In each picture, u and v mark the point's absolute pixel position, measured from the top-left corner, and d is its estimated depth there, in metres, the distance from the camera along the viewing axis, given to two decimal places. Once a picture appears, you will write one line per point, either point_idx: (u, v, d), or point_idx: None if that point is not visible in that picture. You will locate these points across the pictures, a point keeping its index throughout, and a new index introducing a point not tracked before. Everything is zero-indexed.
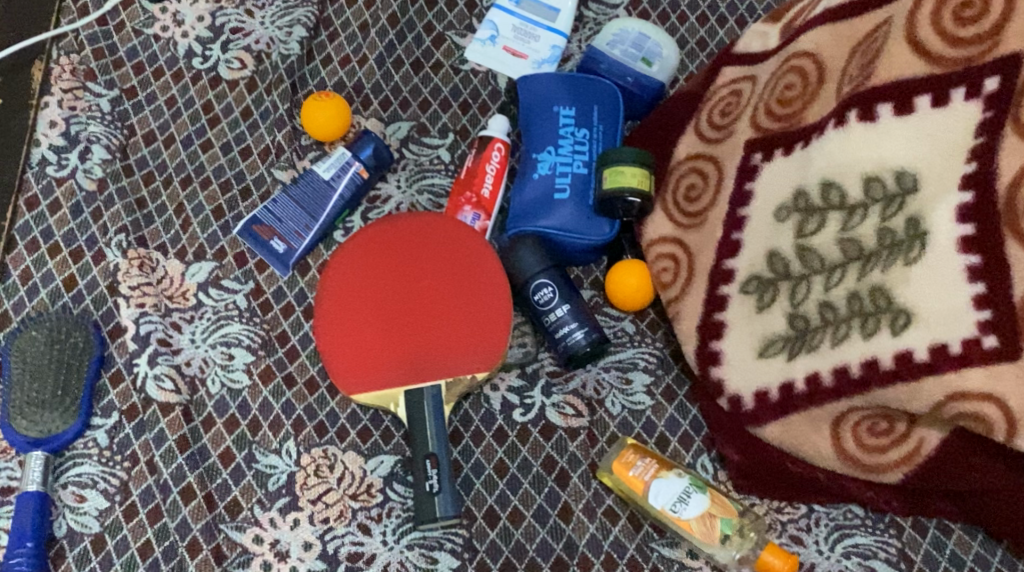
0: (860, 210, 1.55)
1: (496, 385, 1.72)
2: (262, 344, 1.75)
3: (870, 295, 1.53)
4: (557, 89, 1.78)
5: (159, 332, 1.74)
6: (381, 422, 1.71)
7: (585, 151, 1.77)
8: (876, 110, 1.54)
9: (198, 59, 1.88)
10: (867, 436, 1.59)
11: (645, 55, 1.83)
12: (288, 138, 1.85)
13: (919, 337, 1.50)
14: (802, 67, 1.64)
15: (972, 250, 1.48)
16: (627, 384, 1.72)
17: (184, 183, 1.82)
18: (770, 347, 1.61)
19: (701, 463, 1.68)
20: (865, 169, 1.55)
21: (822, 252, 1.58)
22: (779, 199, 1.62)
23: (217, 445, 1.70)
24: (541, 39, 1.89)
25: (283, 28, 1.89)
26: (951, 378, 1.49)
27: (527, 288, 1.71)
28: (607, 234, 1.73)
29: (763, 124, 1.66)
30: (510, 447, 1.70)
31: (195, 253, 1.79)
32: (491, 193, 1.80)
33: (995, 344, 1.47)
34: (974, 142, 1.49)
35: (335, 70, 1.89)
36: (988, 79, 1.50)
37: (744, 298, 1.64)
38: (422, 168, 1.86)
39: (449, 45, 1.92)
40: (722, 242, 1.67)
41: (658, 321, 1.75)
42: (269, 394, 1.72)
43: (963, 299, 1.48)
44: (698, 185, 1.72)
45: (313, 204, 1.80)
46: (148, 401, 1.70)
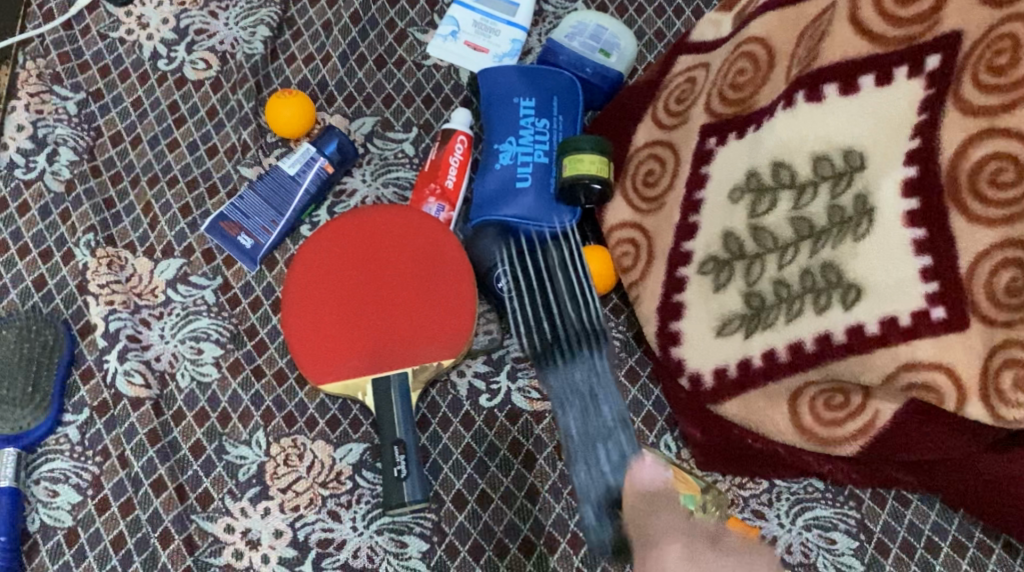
0: (810, 188, 1.59)
1: (462, 372, 1.75)
2: (231, 338, 1.77)
3: (822, 271, 1.58)
4: (516, 80, 1.80)
5: (129, 329, 1.76)
6: (349, 411, 1.73)
7: (546, 141, 1.78)
8: (822, 90, 1.58)
9: (163, 60, 1.91)
10: (824, 410, 1.62)
11: (603, 47, 1.86)
12: (253, 136, 1.88)
13: (869, 310, 1.55)
14: (753, 52, 1.67)
15: (917, 223, 1.52)
16: (591, 367, 1.75)
17: (151, 182, 1.85)
18: (728, 325, 1.65)
19: (665, 441, 1.71)
20: (813, 148, 1.59)
21: (774, 231, 1.61)
22: (732, 181, 1.65)
23: (187, 438, 1.72)
24: (501, 34, 1.91)
25: (247, 29, 1.93)
26: (902, 349, 1.53)
27: (491, 275, 1.75)
28: (568, 221, 1.76)
29: (717, 109, 1.69)
30: (477, 433, 1.72)
31: (163, 251, 1.82)
32: (455, 184, 1.83)
33: (943, 315, 1.52)
34: (917, 119, 1.53)
35: (299, 68, 1.92)
36: (930, 57, 1.53)
37: (701, 279, 1.67)
38: (387, 162, 1.88)
39: (411, 41, 1.94)
40: (679, 225, 1.70)
41: (621, 305, 1.78)
42: (238, 386, 1.75)
43: (911, 272, 1.53)
44: (655, 170, 1.75)
45: (278, 199, 1.82)
46: (118, 396, 1.73)
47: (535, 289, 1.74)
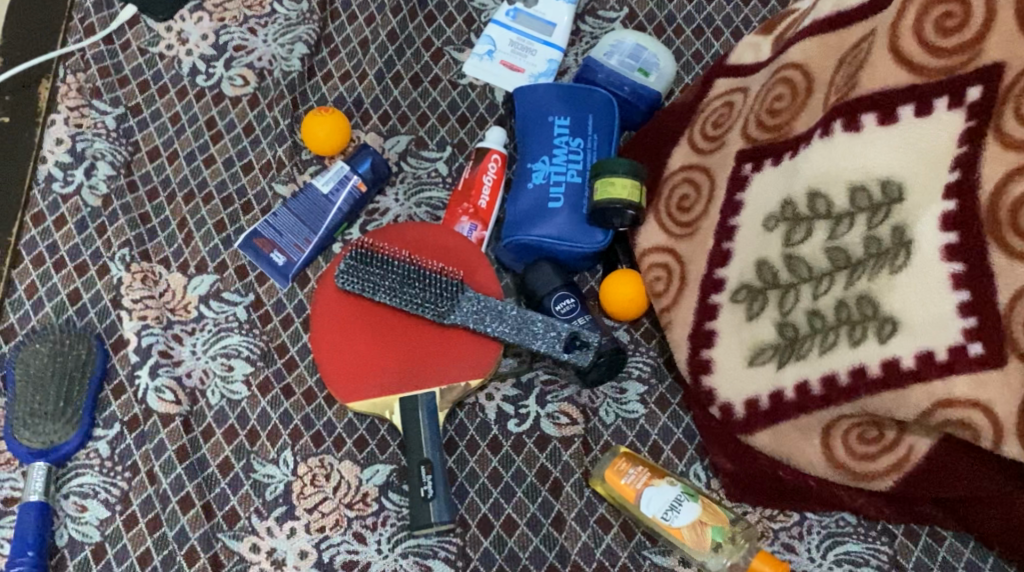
0: (846, 218, 1.56)
1: (491, 395, 1.74)
2: (261, 356, 1.77)
3: (857, 303, 1.55)
4: (553, 99, 1.82)
5: (161, 345, 1.76)
6: (377, 431, 1.73)
7: (579, 160, 1.80)
8: (860, 120, 1.55)
9: (201, 76, 1.92)
10: (857, 444, 1.61)
11: (642, 65, 1.85)
12: (288, 153, 1.89)
13: (905, 345, 1.53)
14: (791, 79, 1.65)
15: (955, 258, 1.49)
16: (621, 393, 1.74)
17: (186, 198, 1.86)
18: (760, 355, 1.63)
19: (694, 471, 1.70)
20: (850, 178, 1.56)
21: (809, 261, 1.59)
22: (767, 210, 1.63)
23: (216, 455, 1.72)
24: (537, 54, 1.91)
25: (285, 46, 1.93)
26: (937, 386, 1.51)
27: (548, 298, 1.75)
28: (600, 241, 1.76)
29: (753, 134, 1.68)
30: (504, 457, 1.71)
31: (196, 267, 1.82)
32: (488, 203, 1.83)
33: (981, 351, 1.49)
34: (957, 151, 1.50)
35: (336, 86, 1.92)
36: (971, 89, 1.50)
37: (734, 307, 1.65)
38: (420, 181, 1.88)
39: (448, 60, 1.94)
40: (712, 252, 1.69)
41: (652, 330, 1.78)
42: (267, 405, 1.74)
43: (948, 307, 1.50)
44: (690, 196, 1.74)
45: (312, 216, 1.82)
46: (149, 412, 1.73)
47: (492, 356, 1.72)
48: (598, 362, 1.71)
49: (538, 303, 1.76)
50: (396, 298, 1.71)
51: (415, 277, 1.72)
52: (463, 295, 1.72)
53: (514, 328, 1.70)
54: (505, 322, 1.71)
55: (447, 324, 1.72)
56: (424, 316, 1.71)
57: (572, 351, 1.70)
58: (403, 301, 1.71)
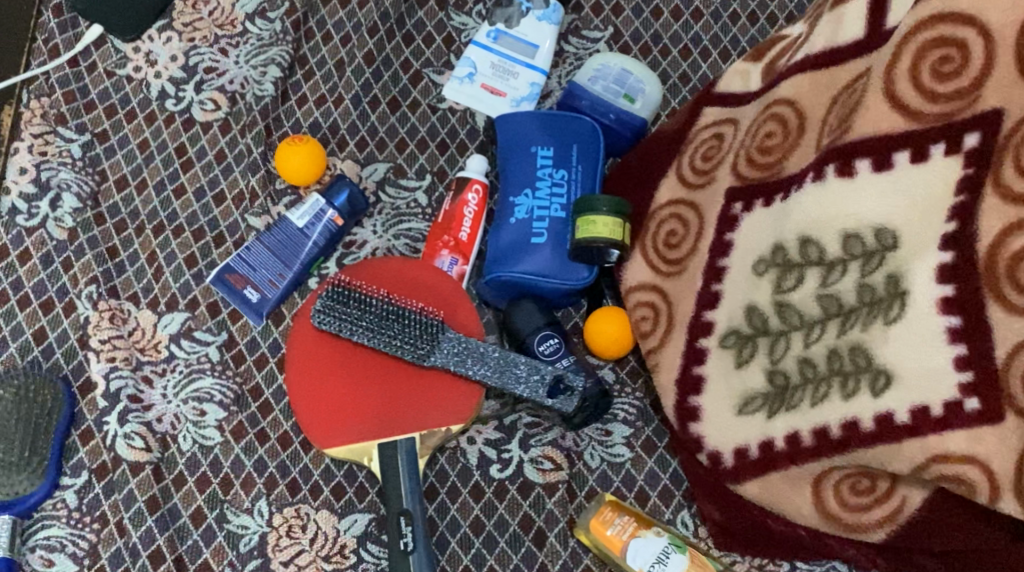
0: (839, 265, 1.51)
1: (473, 439, 1.68)
2: (234, 400, 1.71)
3: (850, 353, 1.50)
4: (534, 128, 1.75)
5: (130, 388, 1.71)
6: (355, 479, 1.68)
7: (563, 193, 1.73)
8: (854, 165, 1.50)
9: (171, 100, 1.85)
10: (849, 495, 1.56)
11: (627, 91, 1.79)
12: (262, 182, 1.82)
13: (899, 399, 1.47)
14: (782, 114, 1.60)
15: (952, 310, 1.44)
16: (607, 436, 1.69)
17: (156, 230, 1.80)
18: (750, 404, 1.58)
19: (682, 519, 1.66)
20: (843, 226, 1.50)
21: (800, 308, 1.54)
22: (758, 253, 1.58)
23: (187, 505, 1.66)
24: (519, 76, 1.84)
25: (258, 68, 1.86)
26: (932, 441, 1.46)
27: (531, 339, 1.69)
28: (585, 278, 1.71)
29: (744, 171, 1.63)
30: (487, 504, 1.66)
31: (167, 303, 1.76)
32: (469, 236, 1.77)
33: (977, 406, 1.44)
34: (954, 200, 1.45)
35: (311, 111, 1.85)
36: (968, 135, 1.44)
37: (723, 353, 1.60)
38: (399, 212, 1.82)
39: (427, 83, 1.87)
40: (701, 293, 1.64)
41: (638, 370, 1.73)
42: (241, 451, 1.69)
43: (943, 361, 1.45)
44: (678, 232, 1.69)
45: (287, 251, 1.76)
46: (118, 460, 1.67)
47: (473, 400, 1.67)
48: (583, 406, 1.66)
49: (519, 342, 1.70)
50: (374, 339, 1.65)
51: (394, 317, 1.66)
52: (444, 336, 1.66)
53: (496, 371, 1.65)
54: (486, 365, 1.66)
55: (427, 366, 1.66)
56: (403, 357, 1.66)
57: (557, 396, 1.65)
58: (381, 342, 1.65)
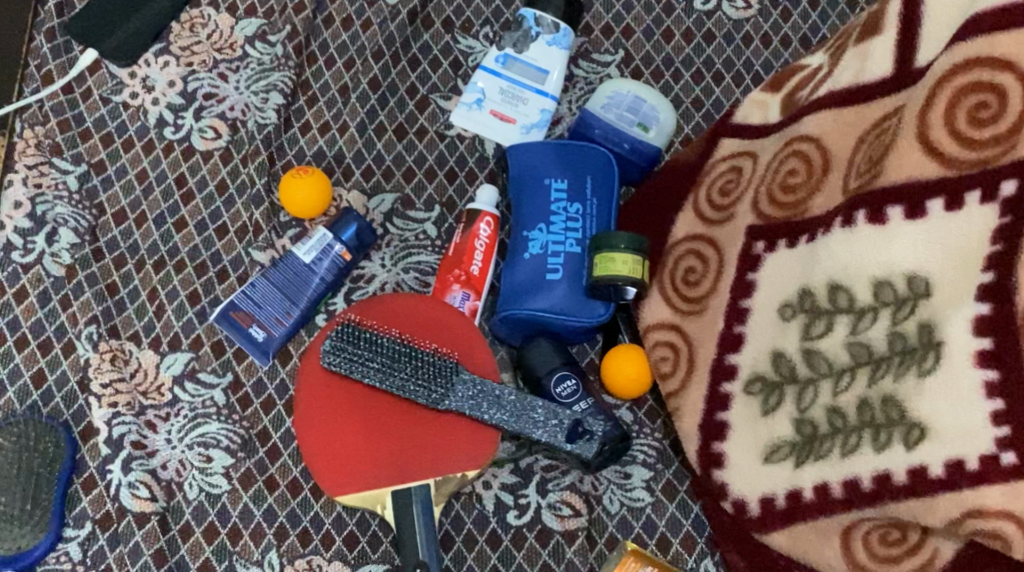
0: (870, 313, 1.48)
1: (489, 484, 1.65)
2: (241, 445, 1.66)
3: (881, 405, 1.47)
4: (548, 159, 1.70)
5: (134, 434, 1.65)
6: (368, 527, 1.64)
7: (578, 228, 1.68)
8: (885, 212, 1.47)
9: (170, 128, 1.78)
10: (879, 546, 1.52)
11: (642, 120, 1.72)
12: (265, 215, 1.76)
13: (934, 452, 1.44)
14: (806, 152, 1.57)
15: (989, 364, 1.40)
16: (625, 479, 1.65)
17: (157, 266, 1.73)
18: (776, 452, 1.55)
19: (705, 566, 1.63)
20: (874, 273, 1.48)
21: (828, 355, 1.52)
22: (783, 297, 1.56)
23: (195, 557, 1.62)
24: (529, 102, 1.77)
25: (259, 94, 1.79)
26: (968, 496, 1.42)
27: (547, 380, 1.64)
28: (601, 315, 1.65)
29: (765, 210, 1.60)
30: (504, 553, 1.62)
31: (169, 343, 1.70)
32: (481, 270, 1.70)
33: (1013, 461, 1.39)
34: (990, 249, 1.41)
35: (315, 138, 1.79)
36: (1005, 182, 1.41)
37: (749, 400, 1.58)
38: (408, 244, 1.76)
39: (433, 109, 1.81)
40: (723, 335, 1.61)
41: (657, 409, 1.69)
42: (249, 500, 1.64)
43: (980, 416, 1.41)
44: (697, 269, 1.65)
45: (293, 288, 1.70)
46: (122, 510, 1.62)
47: (490, 444, 1.61)
48: (602, 451, 1.62)
49: (535, 383, 1.65)
50: (386, 382, 1.60)
51: (406, 358, 1.61)
52: (458, 378, 1.61)
53: (513, 415, 1.60)
54: (502, 409, 1.61)
55: (441, 410, 1.61)
56: (416, 401, 1.60)
57: (576, 442, 1.60)
58: (393, 385, 1.60)
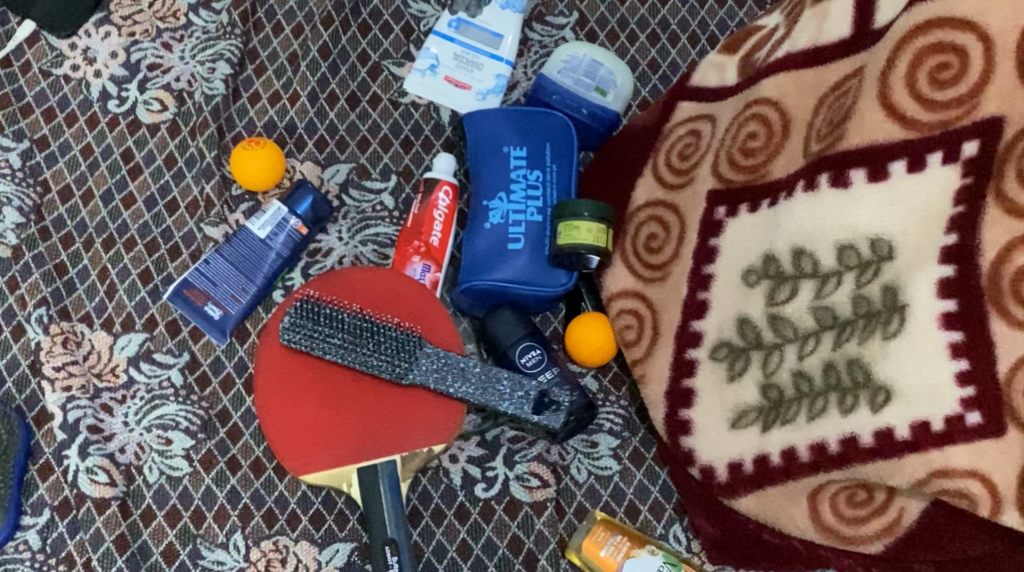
0: (834, 277, 1.47)
1: (455, 457, 1.63)
2: (202, 426, 1.63)
3: (847, 368, 1.45)
4: (506, 126, 1.67)
5: (89, 418, 1.61)
6: (334, 505, 1.61)
7: (538, 195, 1.65)
8: (848, 175, 1.45)
9: (114, 101, 1.73)
10: (845, 507, 1.51)
11: (598, 84, 1.70)
12: (217, 189, 1.71)
13: (899, 414, 1.42)
14: (764, 114, 1.54)
15: (954, 326, 1.40)
16: (592, 448, 1.64)
17: (106, 245, 1.68)
18: (743, 418, 1.53)
19: (673, 533, 1.62)
20: (838, 237, 1.46)
21: (794, 321, 1.49)
22: (747, 262, 1.54)
23: (158, 542, 1.59)
24: (484, 68, 1.75)
25: (205, 64, 1.74)
26: (934, 456, 1.41)
27: (511, 350, 1.62)
28: (565, 284, 1.63)
29: (726, 174, 1.57)
30: (473, 527, 1.61)
31: (122, 324, 1.66)
32: (441, 241, 1.68)
33: (978, 421, 1.39)
34: (953, 210, 1.41)
35: (265, 109, 1.74)
36: (966, 143, 1.40)
37: (714, 366, 1.56)
38: (365, 216, 1.72)
39: (387, 76, 1.77)
40: (687, 302, 1.59)
41: (621, 375, 1.67)
42: (212, 482, 1.61)
43: (945, 376, 1.40)
44: (659, 235, 1.63)
45: (248, 264, 1.66)
46: (81, 496, 1.59)
47: (458, 417, 1.59)
48: (568, 421, 1.61)
49: (499, 353, 1.63)
50: (347, 358, 1.57)
51: (368, 333, 1.58)
52: (422, 351, 1.58)
53: (478, 388, 1.58)
54: (468, 382, 1.59)
55: (404, 384, 1.58)
56: (379, 376, 1.57)
57: (543, 413, 1.58)
58: (355, 361, 1.57)
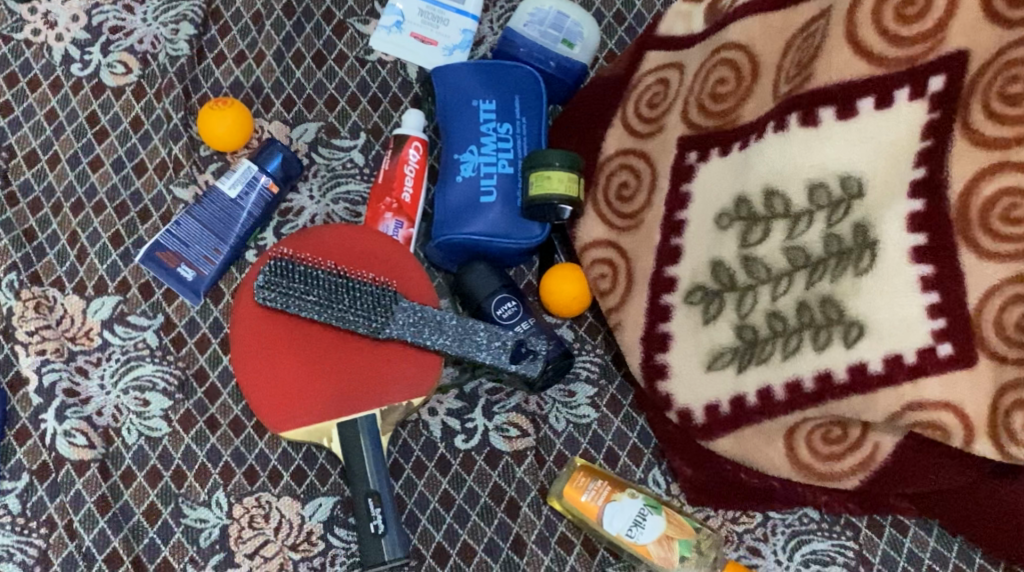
0: (805, 217, 1.49)
1: (434, 410, 1.64)
2: (179, 387, 1.63)
3: (821, 306, 1.48)
4: (474, 80, 1.67)
5: (65, 381, 1.61)
6: (315, 461, 1.61)
7: (509, 148, 1.66)
8: (817, 114, 1.47)
9: (76, 65, 1.71)
10: (821, 444, 1.53)
11: (565, 36, 1.71)
12: (185, 150, 1.70)
13: (872, 349, 1.45)
14: (733, 60, 1.56)
15: (925, 259, 1.42)
16: (570, 397, 1.65)
17: (75, 209, 1.67)
18: (718, 359, 1.55)
19: (654, 477, 1.63)
20: (809, 176, 1.48)
21: (767, 261, 1.51)
22: (719, 205, 1.55)
23: (140, 502, 1.59)
24: (450, 23, 1.75)
25: (168, 25, 1.73)
26: (907, 389, 1.44)
27: (487, 302, 1.63)
28: (538, 236, 1.64)
29: (696, 120, 1.59)
30: (454, 477, 1.62)
31: (95, 287, 1.65)
32: (413, 197, 1.68)
33: (950, 352, 1.43)
34: (921, 145, 1.43)
35: (230, 69, 1.74)
36: (933, 79, 1.43)
37: (689, 310, 1.57)
38: (335, 173, 1.72)
39: (352, 34, 1.77)
40: (661, 248, 1.60)
41: (597, 326, 1.68)
42: (191, 441, 1.61)
43: (917, 309, 1.43)
44: (630, 184, 1.64)
45: (220, 224, 1.66)
46: (60, 459, 1.58)
47: (436, 370, 1.59)
48: (546, 370, 1.61)
49: (474, 306, 1.64)
50: (324, 314, 1.56)
51: (343, 289, 1.58)
52: (398, 306, 1.58)
53: (455, 340, 1.57)
54: (444, 334, 1.58)
55: (382, 338, 1.58)
56: (356, 331, 1.57)
57: (520, 362, 1.58)
58: (332, 316, 1.57)
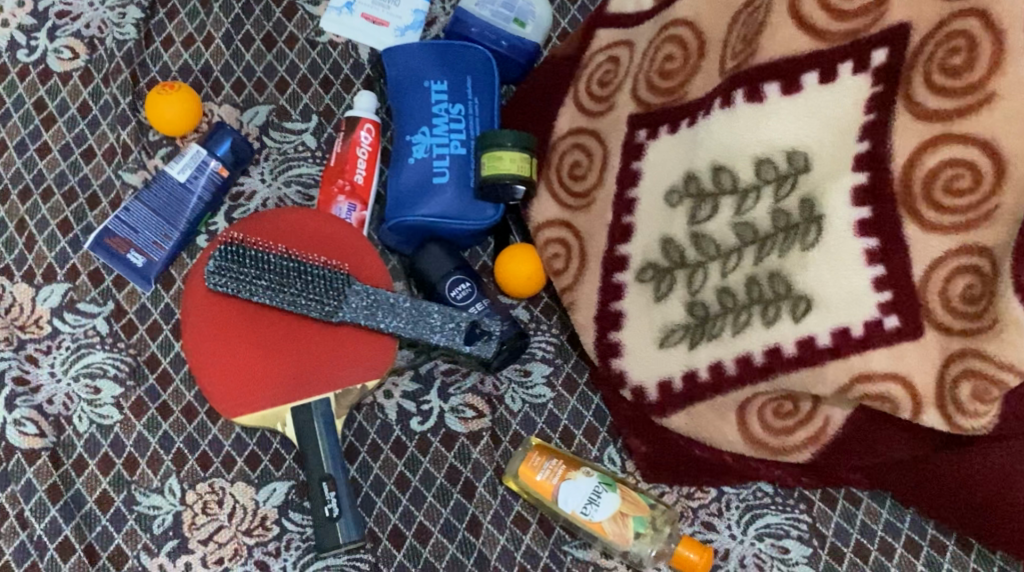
0: (753, 192, 1.49)
1: (389, 393, 1.63)
2: (130, 373, 1.62)
3: (769, 281, 1.48)
4: (424, 60, 1.66)
5: (14, 370, 1.60)
6: (269, 446, 1.61)
7: (461, 129, 1.65)
8: (762, 90, 1.48)
9: (23, 51, 1.70)
10: (773, 418, 1.54)
11: (517, 15, 1.71)
12: (133, 135, 1.69)
13: (821, 323, 1.46)
14: (680, 36, 1.56)
15: (870, 233, 1.43)
16: (526, 376, 1.64)
17: (23, 196, 1.66)
18: (670, 337, 1.55)
19: (608, 455, 1.62)
20: (755, 151, 1.48)
21: (716, 238, 1.51)
22: (669, 182, 1.55)
23: (92, 490, 1.58)
24: (401, 4, 1.75)
25: (115, 9, 1.72)
26: (854, 360, 1.45)
27: (441, 284, 1.62)
28: (491, 217, 1.63)
29: (645, 97, 1.58)
30: (410, 460, 1.61)
31: (44, 275, 1.64)
32: (366, 179, 1.67)
33: (897, 324, 1.43)
34: (865, 118, 1.44)
35: (179, 53, 1.72)
36: (876, 52, 1.43)
37: (641, 288, 1.57)
38: (287, 156, 1.71)
39: (301, 16, 1.75)
40: (612, 226, 1.59)
41: (553, 306, 1.67)
42: (143, 428, 1.60)
43: (863, 283, 1.44)
44: (582, 163, 1.63)
45: (170, 209, 1.65)
46: (11, 449, 1.58)
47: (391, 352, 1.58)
48: (500, 349, 1.60)
49: (429, 287, 1.63)
50: (276, 299, 1.55)
51: (294, 273, 1.56)
52: (351, 288, 1.57)
53: (409, 322, 1.57)
54: (398, 316, 1.58)
55: (335, 322, 1.57)
56: (309, 315, 1.56)
57: (474, 343, 1.58)
58: (284, 300, 1.56)
